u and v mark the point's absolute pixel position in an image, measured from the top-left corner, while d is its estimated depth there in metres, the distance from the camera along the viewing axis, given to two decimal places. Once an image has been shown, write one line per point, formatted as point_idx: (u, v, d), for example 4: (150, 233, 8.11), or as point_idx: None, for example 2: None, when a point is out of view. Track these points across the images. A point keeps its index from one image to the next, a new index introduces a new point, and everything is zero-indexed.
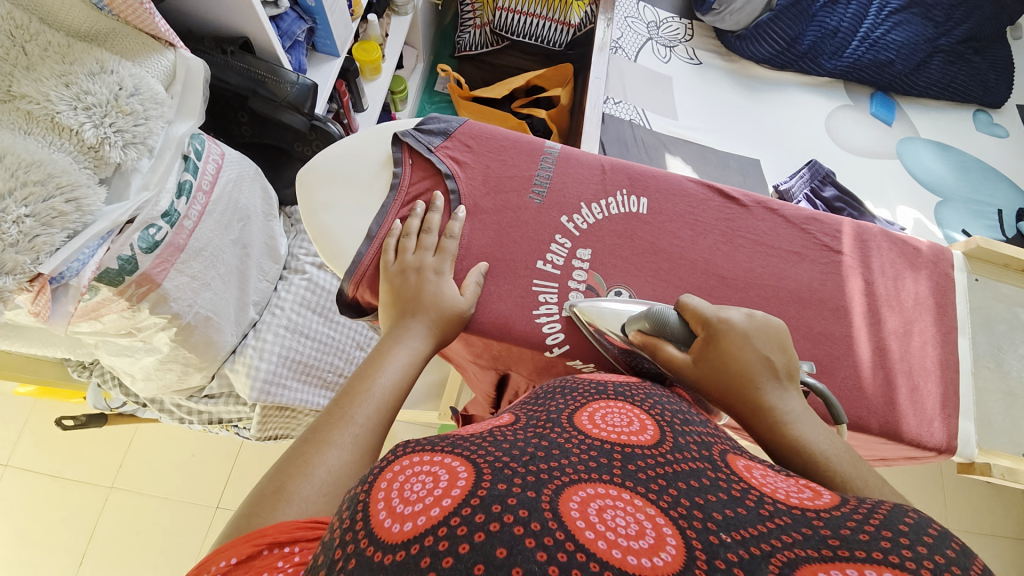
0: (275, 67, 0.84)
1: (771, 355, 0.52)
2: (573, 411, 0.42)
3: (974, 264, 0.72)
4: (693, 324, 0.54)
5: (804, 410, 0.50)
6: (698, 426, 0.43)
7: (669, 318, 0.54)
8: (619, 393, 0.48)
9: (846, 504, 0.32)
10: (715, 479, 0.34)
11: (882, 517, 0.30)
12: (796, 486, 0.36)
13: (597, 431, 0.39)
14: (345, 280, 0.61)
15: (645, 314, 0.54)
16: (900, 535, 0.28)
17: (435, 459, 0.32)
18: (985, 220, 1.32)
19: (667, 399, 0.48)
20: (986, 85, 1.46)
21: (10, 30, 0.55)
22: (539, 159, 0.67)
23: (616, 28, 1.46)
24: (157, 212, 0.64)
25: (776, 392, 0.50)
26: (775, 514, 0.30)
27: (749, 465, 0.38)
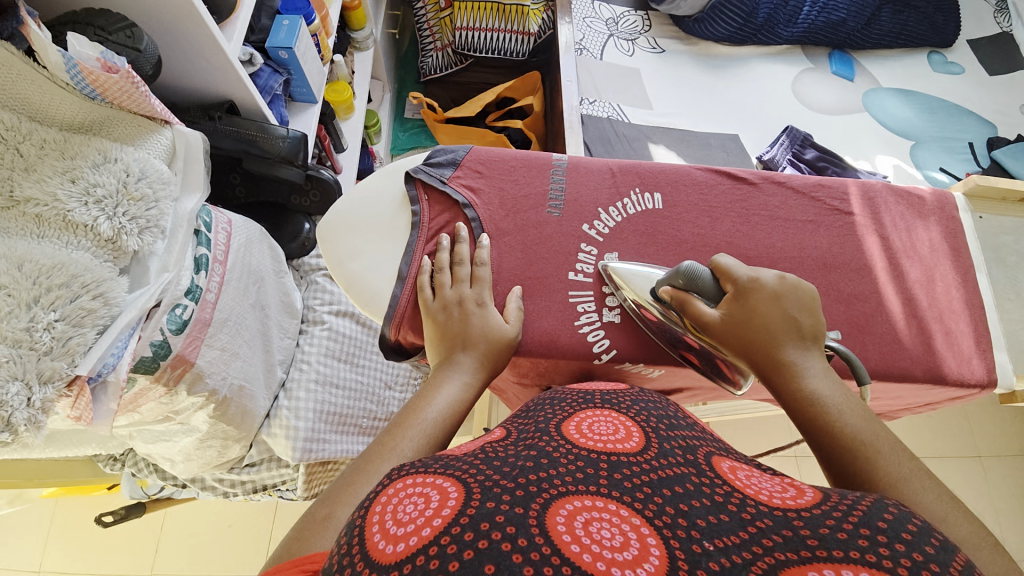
0: (264, 125, 0.82)
1: (800, 316, 0.54)
2: (561, 419, 0.45)
3: (975, 203, 0.75)
4: (723, 281, 0.56)
5: (823, 370, 0.51)
6: (683, 429, 0.45)
7: (701, 274, 0.56)
8: (607, 401, 0.49)
9: (827, 501, 0.34)
10: (698, 482, 0.36)
11: (863, 513, 0.32)
12: (779, 485, 0.38)
13: (584, 440, 0.41)
14: (385, 325, 0.61)
15: (676, 270, 0.56)
16: (878, 535, 0.30)
17: (431, 480, 0.34)
18: (959, 155, 1.38)
19: (652, 403, 0.49)
20: (936, 27, 1.52)
21: (1, 133, 0.54)
22: (550, 173, 0.68)
23: (577, 30, 1.49)
24: (181, 291, 0.63)
25: (799, 350, 0.52)
26: (756, 517, 0.33)
27: (733, 467, 0.41)
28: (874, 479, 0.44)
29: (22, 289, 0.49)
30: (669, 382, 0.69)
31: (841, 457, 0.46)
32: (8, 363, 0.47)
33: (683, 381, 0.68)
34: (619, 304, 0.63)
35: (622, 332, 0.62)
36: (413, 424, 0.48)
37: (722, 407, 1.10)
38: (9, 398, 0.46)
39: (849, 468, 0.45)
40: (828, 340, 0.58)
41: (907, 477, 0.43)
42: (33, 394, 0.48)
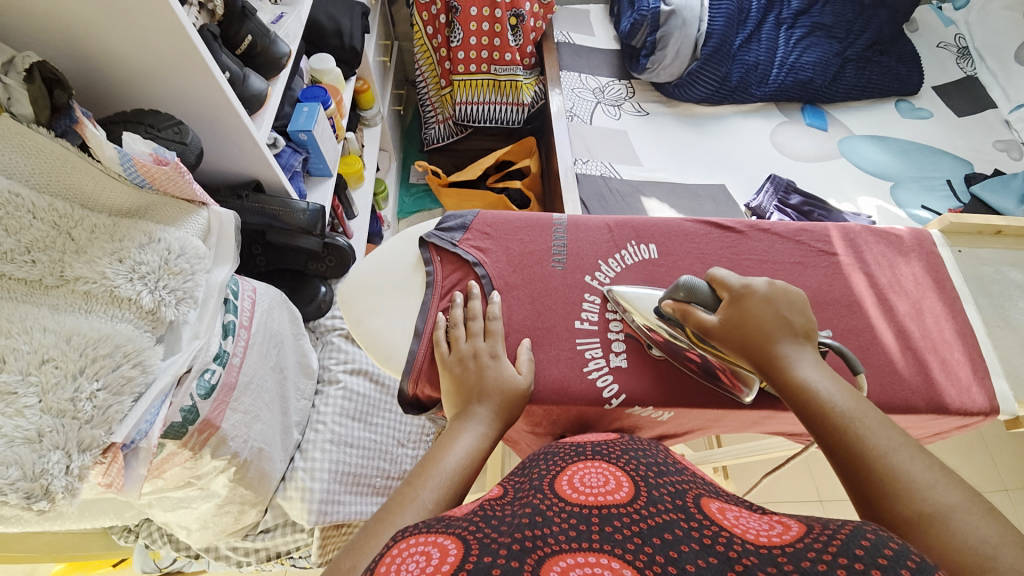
0: (286, 200, 0.89)
1: (790, 315, 0.59)
2: (553, 476, 0.47)
3: (953, 238, 0.79)
4: (718, 291, 0.61)
5: (815, 362, 0.56)
6: (673, 475, 0.47)
7: (700, 287, 0.60)
8: (598, 452, 0.51)
9: (810, 531, 0.36)
10: (687, 528, 0.38)
11: (841, 540, 0.34)
12: (766, 522, 0.39)
13: (577, 495, 0.43)
14: (403, 380, 0.64)
15: (676, 285, 0.61)
16: (855, 561, 0.32)
17: (433, 538, 0.36)
18: (939, 193, 1.45)
19: (643, 452, 0.51)
20: (898, 79, 1.65)
21: (55, 220, 0.59)
22: (551, 231, 0.74)
23: (567, 99, 1.63)
24: (210, 356, 0.67)
25: (792, 346, 0.57)
26: (742, 556, 0.34)
27: (722, 507, 0.42)
28: (865, 453, 0.48)
29: (69, 361, 0.53)
30: (679, 425, 0.70)
31: (833, 436, 0.51)
32: (52, 432, 0.50)
33: (692, 423, 0.70)
34: (625, 348, 0.66)
35: (630, 375, 0.65)
36: (433, 474, 0.50)
37: (737, 450, 1.09)
38: (50, 466, 0.49)
39: (840, 445, 0.50)
40: (820, 334, 0.61)
41: (894, 449, 0.48)
42: (72, 462, 0.51)
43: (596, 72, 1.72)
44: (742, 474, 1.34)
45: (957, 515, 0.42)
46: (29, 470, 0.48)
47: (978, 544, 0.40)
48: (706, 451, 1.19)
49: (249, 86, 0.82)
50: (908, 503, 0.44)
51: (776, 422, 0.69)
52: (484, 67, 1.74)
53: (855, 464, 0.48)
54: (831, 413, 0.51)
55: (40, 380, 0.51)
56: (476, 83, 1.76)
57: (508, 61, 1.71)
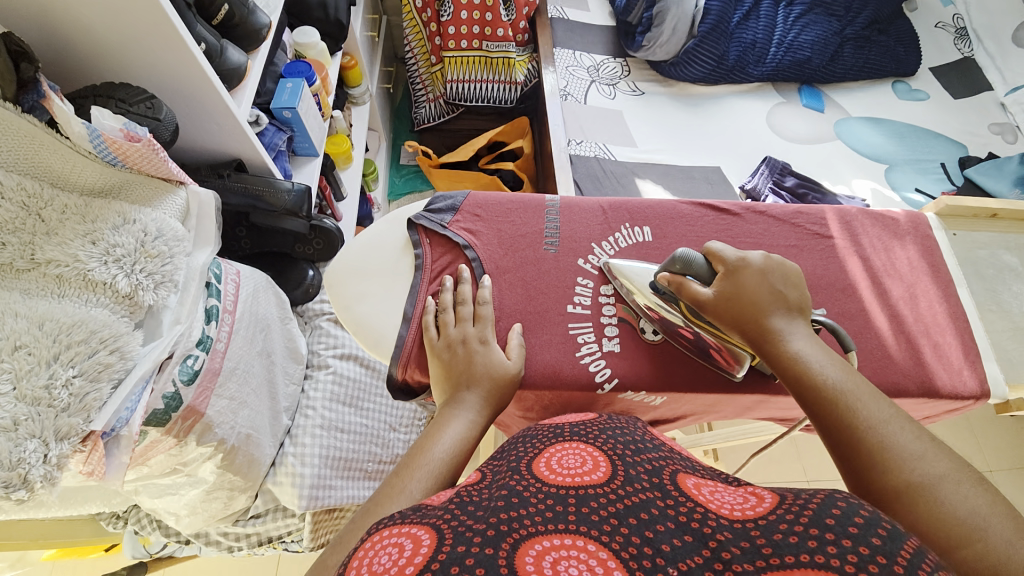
0: (270, 180, 0.86)
1: (785, 290, 0.58)
2: (531, 459, 0.46)
3: (949, 221, 0.79)
4: (714, 264, 0.60)
5: (810, 336, 0.55)
6: (650, 452, 0.47)
7: (695, 259, 0.59)
8: (576, 433, 0.50)
9: (783, 503, 0.35)
10: (663, 506, 0.37)
11: (813, 509, 0.33)
12: (741, 495, 0.39)
13: (554, 476, 0.42)
14: (392, 365, 0.63)
15: (672, 257, 0.60)
16: (827, 531, 0.32)
17: (407, 530, 0.35)
18: (933, 175, 1.45)
19: (620, 431, 0.51)
20: (897, 59, 1.62)
21: (24, 201, 0.56)
22: (544, 213, 0.72)
23: (561, 78, 1.59)
24: (192, 342, 0.65)
25: (786, 319, 0.56)
26: (718, 534, 0.34)
27: (698, 483, 0.41)
28: (856, 425, 0.48)
29: (42, 347, 0.51)
30: (671, 409, 0.70)
31: (823, 408, 0.50)
32: (27, 421, 0.48)
33: (684, 407, 0.70)
34: (618, 333, 0.65)
35: (622, 360, 0.64)
36: (421, 464, 0.49)
37: (727, 432, 1.10)
38: (27, 455, 0.48)
39: (831, 417, 0.49)
40: (814, 312, 0.61)
41: (884, 421, 0.48)
42: (49, 450, 0.49)
43: (591, 50, 1.68)
44: (732, 456, 1.35)
45: (945, 485, 0.43)
46: (5, 459, 0.46)
47: (968, 515, 0.41)
48: (697, 434, 1.20)
49: (227, 59, 0.78)
50: (898, 473, 0.44)
51: (767, 406, 0.69)
52: (476, 43, 1.69)
53: (845, 436, 0.48)
54: (822, 386, 0.51)
55: (12, 367, 0.49)
56: (468, 60, 1.71)
57: (501, 37, 1.66)
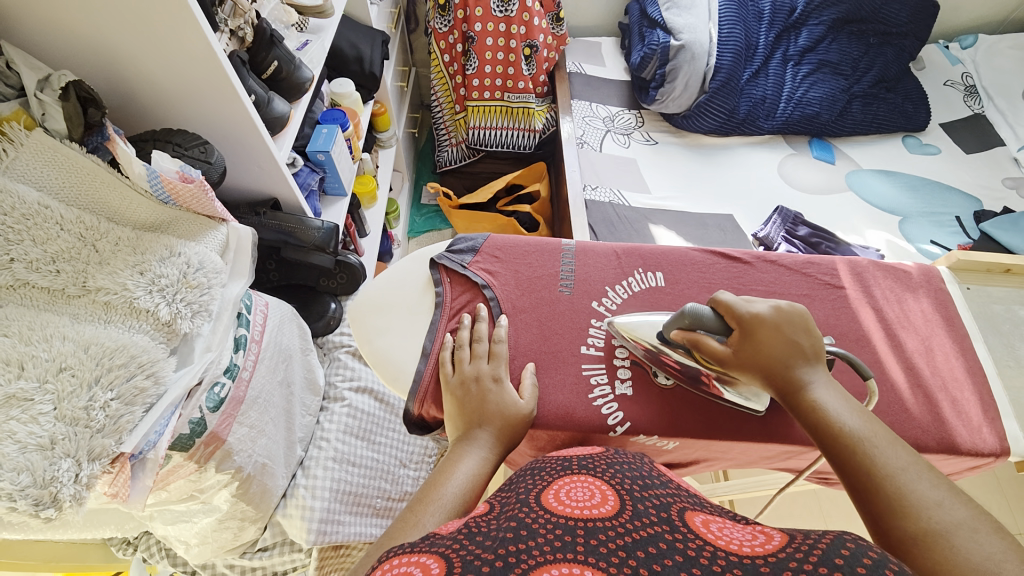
0: (302, 218, 0.92)
1: (800, 340, 0.58)
2: (540, 491, 0.47)
3: (962, 275, 0.79)
4: (727, 317, 0.59)
5: (829, 384, 0.56)
6: (657, 488, 0.48)
7: (706, 314, 0.59)
8: (583, 466, 0.52)
9: (792, 544, 0.37)
10: (671, 540, 0.39)
11: (822, 551, 0.35)
12: (750, 533, 0.41)
13: (563, 508, 0.43)
14: (409, 400, 0.64)
15: (681, 311, 0.60)
16: (835, 569, 0.33)
17: (416, 559, 0.37)
18: (948, 228, 1.46)
19: (628, 466, 0.53)
20: (905, 115, 1.68)
21: (82, 232, 0.61)
22: (560, 257, 0.75)
23: (578, 127, 1.68)
24: (220, 370, 0.69)
25: (804, 370, 0.57)
26: (728, 568, 0.35)
27: (707, 520, 0.43)
28: (873, 472, 0.48)
29: (85, 369, 0.54)
30: (684, 455, 0.70)
31: (843, 456, 0.51)
32: (64, 440, 0.51)
33: (697, 454, 0.69)
34: (630, 375, 0.66)
35: (634, 404, 0.65)
36: (434, 500, 0.50)
37: (742, 482, 1.08)
38: (60, 473, 0.50)
39: (847, 463, 0.50)
40: (825, 344, 0.61)
41: (903, 468, 0.48)
42: (81, 470, 0.52)
43: (606, 102, 1.77)
44: (748, 507, 1.31)
45: (962, 533, 0.42)
46: (39, 477, 0.49)
47: (982, 561, 0.40)
48: (711, 483, 1.17)
49: (273, 108, 0.85)
50: (914, 521, 0.44)
51: (781, 455, 0.68)
52: (498, 94, 1.79)
53: (863, 482, 0.48)
54: (840, 433, 0.52)
55: (56, 388, 0.52)
56: (490, 109, 1.82)
57: (521, 89, 1.77)
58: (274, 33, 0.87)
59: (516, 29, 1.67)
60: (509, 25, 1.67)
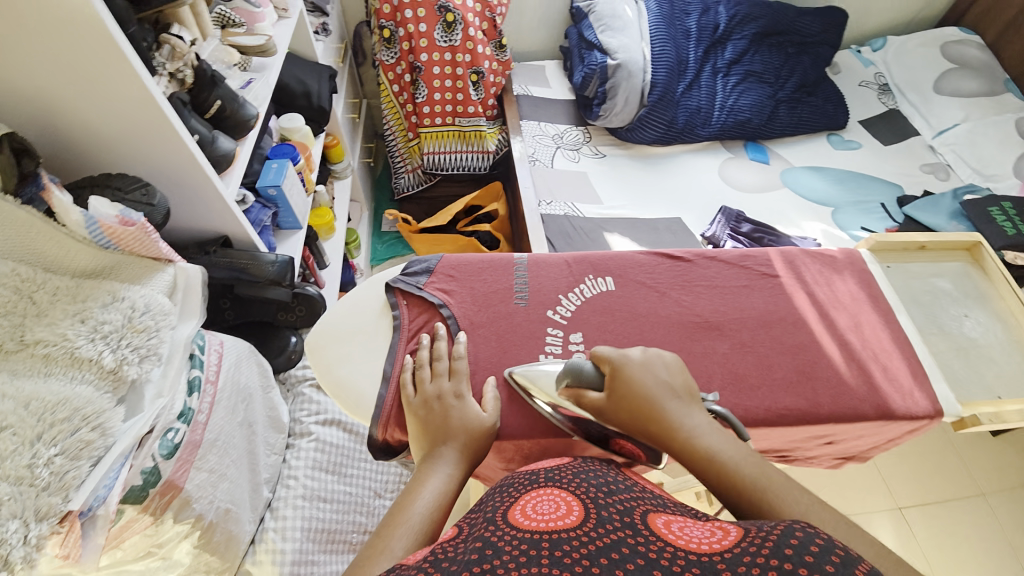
0: (255, 253, 0.91)
1: (667, 380, 0.58)
2: (507, 509, 0.48)
3: (882, 255, 0.86)
4: (602, 364, 0.61)
5: (707, 423, 0.54)
6: (622, 494, 0.50)
7: (583, 366, 0.61)
8: (550, 479, 0.53)
9: (746, 538, 0.40)
10: (633, 544, 0.40)
11: (774, 542, 0.38)
12: (708, 529, 0.43)
13: (528, 523, 0.44)
14: (373, 426, 0.63)
15: (564, 370, 0.62)
16: (784, 561, 0.36)
17: None
18: (876, 214, 1.58)
19: (595, 474, 0.54)
20: (827, 116, 1.82)
21: (18, 286, 0.60)
22: (513, 270, 0.77)
23: (529, 146, 1.74)
24: (173, 415, 0.67)
25: (680, 410, 0.55)
26: (685, 568, 0.37)
27: (668, 521, 0.45)
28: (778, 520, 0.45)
29: (27, 427, 0.52)
30: None
31: (746, 502, 0.47)
32: (9, 501, 0.48)
33: None
34: None
35: None
36: (401, 522, 0.48)
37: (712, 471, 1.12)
38: (9, 534, 0.47)
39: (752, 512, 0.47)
40: (707, 402, 0.60)
41: (802, 509, 0.45)
42: (30, 530, 0.49)
43: (554, 120, 1.85)
44: None
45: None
46: None
47: None
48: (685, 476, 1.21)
49: (217, 146, 0.85)
50: None
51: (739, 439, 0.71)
52: (449, 120, 1.84)
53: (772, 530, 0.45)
54: (732, 476, 0.49)
55: None
56: (443, 134, 1.86)
57: (471, 113, 1.82)
58: (215, 74, 0.88)
59: (461, 57, 1.73)
60: (453, 53, 1.73)
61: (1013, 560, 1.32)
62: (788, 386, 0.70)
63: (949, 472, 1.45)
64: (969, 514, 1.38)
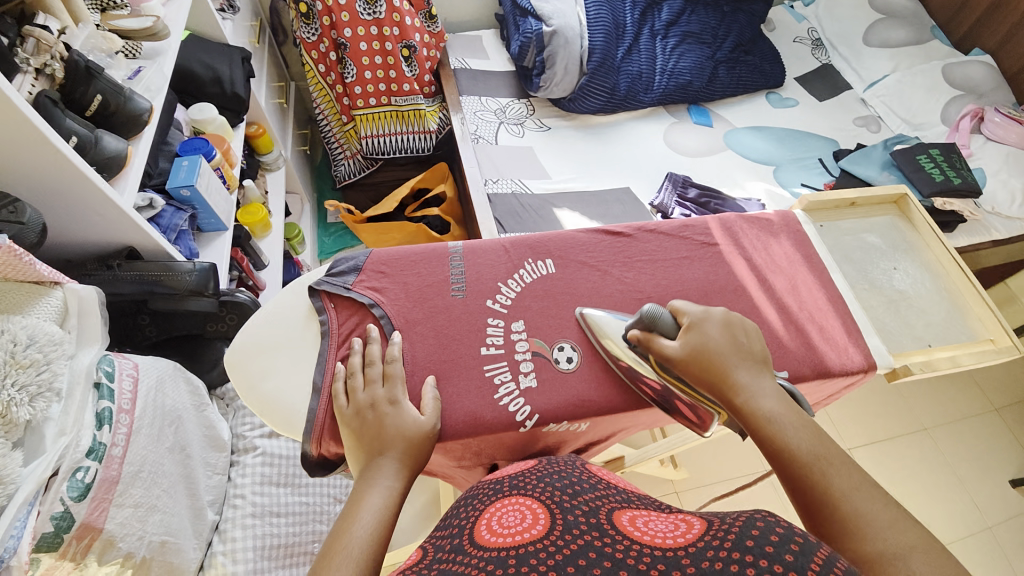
0: (168, 263, 0.83)
1: (744, 341, 0.61)
2: (475, 528, 0.49)
3: (816, 215, 0.87)
4: (680, 319, 0.64)
5: (773, 389, 0.57)
6: (586, 494, 0.52)
7: (662, 314, 0.63)
8: (514, 486, 0.56)
9: (708, 532, 0.40)
10: (599, 546, 0.42)
11: (736, 535, 0.37)
12: (671, 523, 0.45)
13: (495, 541, 0.46)
14: (305, 442, 0.59)
15: (641, 313, 0.64)
16: (747, 554, 0.36)
17: None
18: (814, 169, 1.63)
19: (558, 475, 0.56)
20: (765, 74, 1.84)
21: None
22: (448, 261, 0.73)
23: (470, 123, 1.67)
24: (81, 452, 0.60)
25: (750, 373, 0.58)
26: (651, 565, 0.38)
27: (633, 517, 0.47)
28: (827, 492, 0.47)
29: None
30: (601, 432, 0.72)
31: (796, 468, 0.49)
32: None
33: (611, 429, 0.71)
34: (533, 368, 0.66)
35: (540, 394, 0.65)
36: (340, 549, 0.45)
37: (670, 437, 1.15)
38: None
39: (799, 476, 0.49)
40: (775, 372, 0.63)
41: (853, 488, 0.47)
42: None
43: (495, 94, 1.78)
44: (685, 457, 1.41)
45: (916, 557, 0.40)
46: None
47: None
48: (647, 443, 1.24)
49: (104, 148, 0.75)
50: (865, 543, 0.42)
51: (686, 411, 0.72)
52: (384, 99, 1.74)
53: (815, 500, 0.47)
54: (790, 444, 0.51)
55: None
56: (380, 116, 1.76)
57: (407, 92, 1.73)
58: (92, 65, 0.78)
59: (388, 31, 1.62)
60: (380, 27, 1.61)
61: (948, 481, 1.45)
62: None
63: (891, 409, 1.56)
64: (910, 444, 1.50)
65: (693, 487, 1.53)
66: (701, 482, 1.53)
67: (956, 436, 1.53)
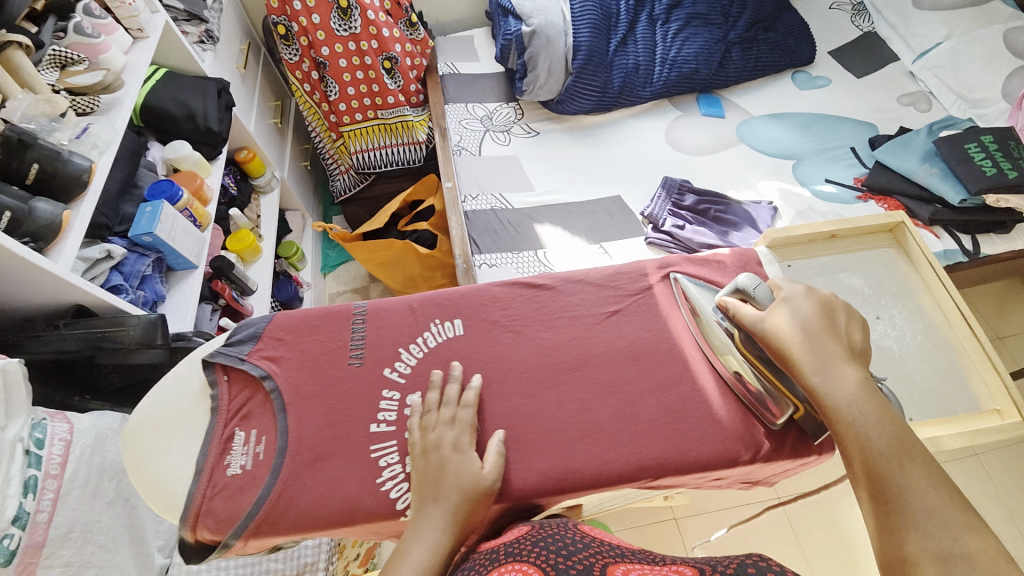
0: (115, 317, 0.87)
1: (840, 326, 0.59)
2: None
3: (782, 252, 0.75)
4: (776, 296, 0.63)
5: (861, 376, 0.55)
6: (581, 551, 0.51)
7: (757, 287, 0.63)
8: (509, 553, 0.51)
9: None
10: None
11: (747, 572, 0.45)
12: None
13: None
14: (181, 527, 0.58)
15: (738, 283, 0.64)
16: None
17: None
18: (844, 161, 1.42)
19: (550, 536, 0.53)
20: (789, 52, 1.61)
21: None
22: (350, 325, 0.70)
23: (453, 134, 1.61)
24: (5, 521, 0.63)
25: (838, 356, 0.56)
26: None
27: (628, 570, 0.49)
28: (882, 477, 0.47)
29: None
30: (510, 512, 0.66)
31: (853, 448, 0.50)
32: None
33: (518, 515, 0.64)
34: None
35: None
36: None
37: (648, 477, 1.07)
38: None
39: (856, 457, 0.49)
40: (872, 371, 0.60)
41: (916, 483, 0.46)
42: None
43: (483, 99, 1.70)
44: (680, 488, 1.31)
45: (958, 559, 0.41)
46: None
47: None
48: None
49: (36, 213, 0.77)
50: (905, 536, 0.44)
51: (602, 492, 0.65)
52: (371, 114, 1.71)
53: (867, 479, 0.48)
54: (856, 428, 0.50)
55: None
56: (367, 131, 1.73)
57: (392, 104, 1.69)
58: (26, 136, 0.82)
59: (366, 45, 1.58)
60: (357, 42, 1.59)
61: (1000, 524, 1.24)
62: (651, 430, 0.62)
63: None
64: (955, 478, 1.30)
65: (695, 515, 1.42)
66: (704, 510, 1.42)
67: (1015, 472, 1.30)
